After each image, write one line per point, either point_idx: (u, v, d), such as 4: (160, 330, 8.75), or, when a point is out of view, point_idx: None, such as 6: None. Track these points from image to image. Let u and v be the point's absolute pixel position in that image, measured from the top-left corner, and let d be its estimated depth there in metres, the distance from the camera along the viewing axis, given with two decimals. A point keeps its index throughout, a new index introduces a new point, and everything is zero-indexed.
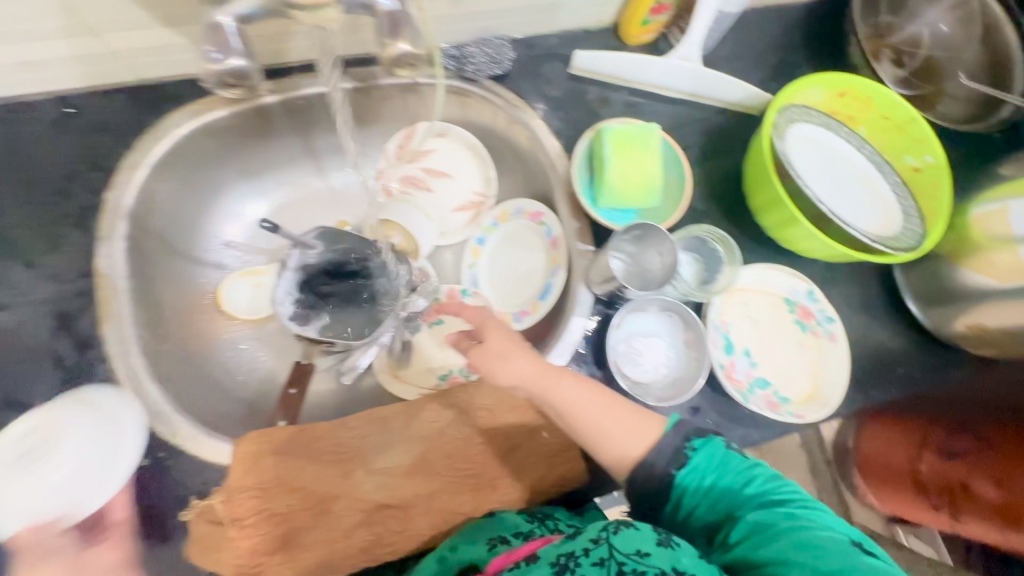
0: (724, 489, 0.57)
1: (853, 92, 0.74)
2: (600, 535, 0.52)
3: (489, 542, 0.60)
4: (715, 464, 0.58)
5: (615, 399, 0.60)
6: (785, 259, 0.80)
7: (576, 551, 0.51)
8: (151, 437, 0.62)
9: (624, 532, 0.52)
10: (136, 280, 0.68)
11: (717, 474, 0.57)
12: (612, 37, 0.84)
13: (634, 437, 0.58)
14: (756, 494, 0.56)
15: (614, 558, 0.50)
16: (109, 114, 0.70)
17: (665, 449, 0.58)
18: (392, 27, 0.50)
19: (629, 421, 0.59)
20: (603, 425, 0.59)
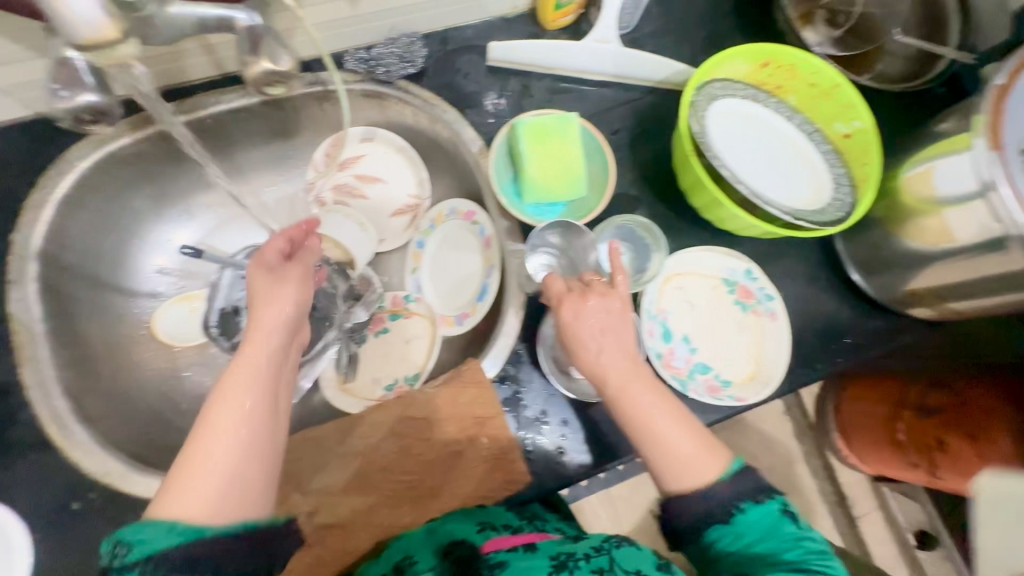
0: (759, 544, 0.54)
1: (776, 62, 0.71)
2: (602, 547, 0.61)
3: (479, 523, 0.66)
4: (764, 523, 0.55)
5: (690, 420, 0.57)
6: (723, 237, 0.78)
7: (577, 554, 0.61)
8: (81, 479, 0.61)
9: (623, 548, 0.61)
10: (54, 320, 0.66)
11: (762, 537, 0.54)
12: (530, 23, 0.81)
13: (689, 473, 0.56)
14: (781, 548, 0.54)
15: (612, 569, 0.58)
16: (9, 152, 0.68)
17: (712, 501, 0.55)
18: (254, 43, 0.47)
19: (686, 448, 0.56)
20: (662, 439, 0.56)
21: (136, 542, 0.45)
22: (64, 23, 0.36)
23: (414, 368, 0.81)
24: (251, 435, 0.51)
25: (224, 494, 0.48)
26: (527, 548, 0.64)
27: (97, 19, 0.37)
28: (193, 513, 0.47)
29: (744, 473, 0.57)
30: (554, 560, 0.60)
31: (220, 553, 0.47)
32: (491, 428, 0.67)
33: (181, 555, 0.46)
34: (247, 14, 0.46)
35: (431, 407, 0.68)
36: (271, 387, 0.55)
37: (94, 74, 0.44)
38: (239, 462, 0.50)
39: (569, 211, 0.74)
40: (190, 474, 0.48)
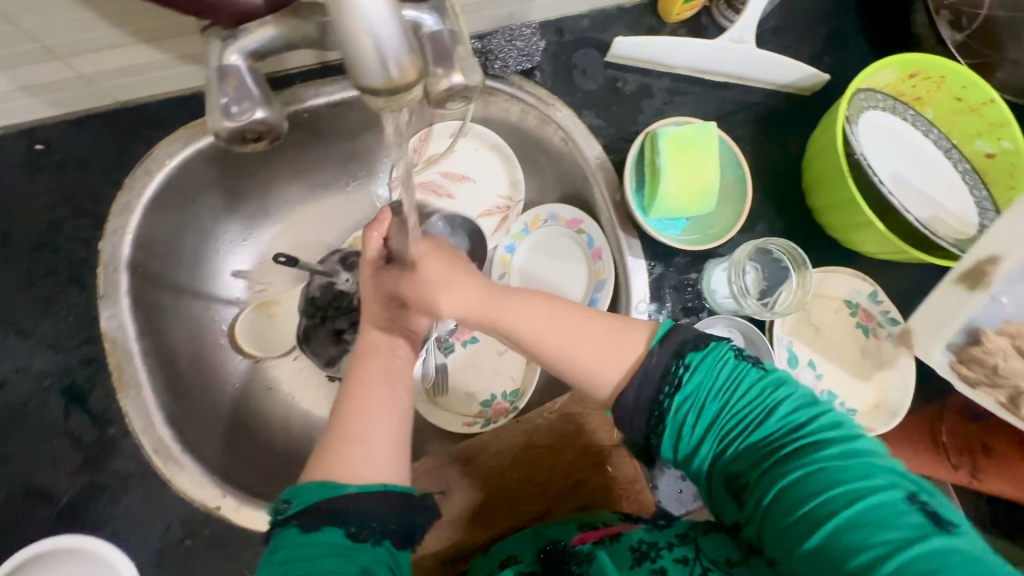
0: (716, 405, 0.47)
1: (925, 73, 0.66)
2: (687, 533, 0.50)
3: (580, 525, 0.57)
4: (716, 381, 0.47)
5: (580, 320, 0.52)
6: (846, 256, 0.74)
7: (659, 542, 0.49)
8: (192, 513, 0.57)
9: (712, 536, 0.50)
10: (149, 338, 0.60)
11: (724, 398, 0.47)
12: (649, 13, 0.74)
13: (599, 370, 0.49)
14: (817, 438, 0.44)
15: (700, 560, 0.47)
16: (87, 148, 0.60)
17: (652, 370, 0.47)
18: (438, 50, 0.39)
19: (584, 346, 0.50)
20: (559, 348, 0.51)
21: (297, 497, 0.42)
22: (362, 62, 0.30)
23: (513, 385, 0.75)
24: (393, 416, 0.49)
25: (367, 455, 0.45)
26: (614, 539, 0.52)
27: (399, 56, 0.30)
28: (337, 470, 0.44)
29: (676, 333, 0.49)
30: (636, 552, 0.49)
31: (363, 509, 0.41)
32: (616, 456, 0.65)
33: (326, 509, 0.41)
34: (432, 16, 0.40)
35: (555, 434, 0.66)
36: (388, 374, 0.52)
37: (257, 84, 0.37)
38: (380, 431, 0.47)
39: (696, 226, 0.69)
40: (337, 438, 0.46)
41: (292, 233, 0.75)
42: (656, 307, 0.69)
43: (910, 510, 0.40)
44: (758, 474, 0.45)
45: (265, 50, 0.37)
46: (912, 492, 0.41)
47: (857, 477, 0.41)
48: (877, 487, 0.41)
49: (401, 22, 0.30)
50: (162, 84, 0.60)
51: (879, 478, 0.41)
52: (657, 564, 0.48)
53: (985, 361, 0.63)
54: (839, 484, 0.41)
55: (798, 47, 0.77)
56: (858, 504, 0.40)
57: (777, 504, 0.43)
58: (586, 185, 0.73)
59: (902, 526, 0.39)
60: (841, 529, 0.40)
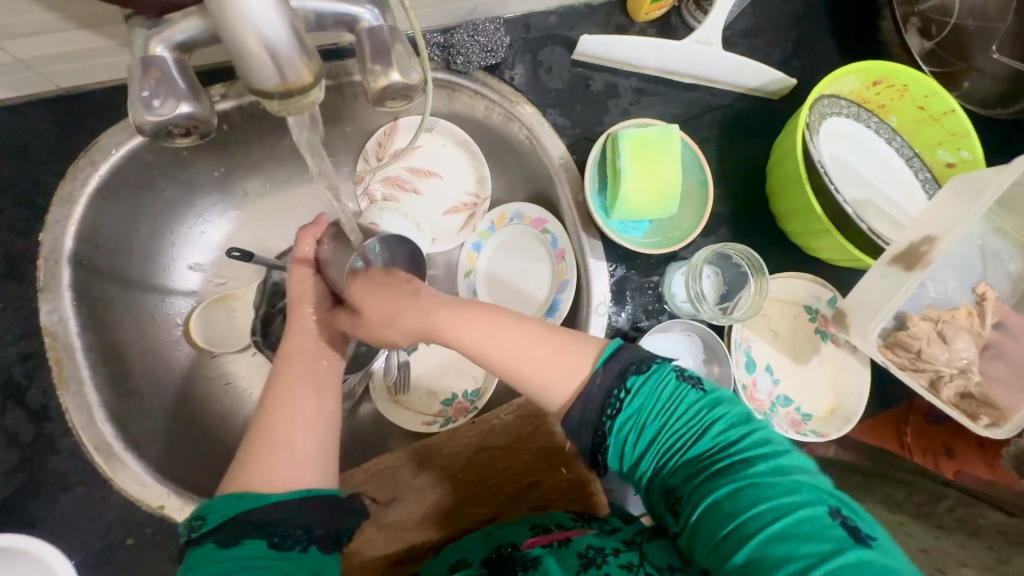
0: (660, 414, 0.47)
1: (888, 81, 0.66)
2: (633, 539, 0.50)
3: (532, 528, 0.56)
4: (659, 394, 0.47)
5: (529, 336, 0.51)
6: (808, 262, 0.74)
7: (606, 547, 0.49)
8: (134, 513, 0.56)
9: (658, 543, 0.50)
10: (92, 334, 0.59)
11: (665, 410, 0.47)
12: (619, 10, 0.73)
13: (548, 378, 0.49)
14: (750, 452, 0.44)
15: (644, 566, 0.47)
16: (28, 135, 0.58)
17: (596, 392, 0.47)
18: (374, 46, 0.38)
19: (527, 356, 0.50)
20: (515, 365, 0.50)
21: (209, 513, 0.40)
22: (254, 63, 0.29)
23: (474, 385, 0.74)
24: (317, 408, 0.50)
25: (291, 458, 0.45)
26: (563, 543, 0.51)
27: (296, 56, 0.30)
28: (257, 478, 0.42)
29: (627, 346, 0.49)
30: (582, 557, 0.48)
31: (283, 516, 0.40)
32: (571, 459, 0.65)
33: (245, 520, 0.39)
34: (371, 11, 0.39)
35: (510, 436, 0.66)
36: (311, 369, 0.53)
37: (184, 77, 0.36)
38: (302, 430, 0.47)
39: (658, 228, 0.69)
40: (257, 440, 0.46)
41: (249, 226, 0.73)
42: (616, 309, 0.69)
43: (834, 525, 0.39)
44: (692, 486, 0.45)
45: (192, 42, 0.36)
46: (836, 507, 0.41)
47: (786, 491, 0.41)
48: (804, 501, 0.40)
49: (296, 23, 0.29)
50: (107, 72, 0.58)
51: (806, 492, 0.41)
52: (603, 570, 0.47)
53: (910, 345, 0.62)
54: (768, 497, 0.41)
55: (767, 50, 0.76)
56: (784, 517, 0.40)
57: (706, 516, 0.43)
58: (551, 184, 0.72)
59: (825, 539, 0.38)
60: (767, 542, 0.39)
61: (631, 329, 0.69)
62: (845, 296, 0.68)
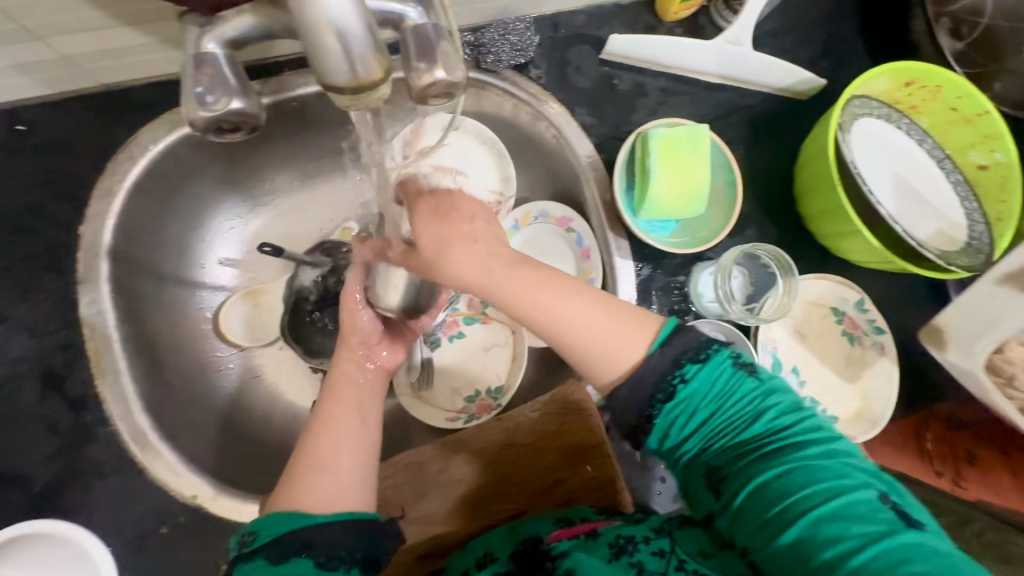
0: (715, 400, 0.47)
1: (921, 82, 0.66)
2: (663, 527, 0.50)
3: (557, 520, 0.57)
4: (717, 379, 0.47)
5: (587, 303, 0.48)
6: (835, 263, 0.74)
7: (636, 536, 0.49)
8: (168, 502, 0.57)
9: (688, 529, 0.49)
10: (129, 325, 0.60)
11: (717, 396, 0.47)
12: (647, 11, 0.73)
13: (608, 357, 0.47)
14: (800, 437, 0.45)
15: (676, 553, 0.47)
16: (69, 130, 0.59)
17: (650, 375, 0.46)
18: (421, 44, 0.39)
19: (587, 330, 0.47)
20: (576, 335, 0.47)
21: (261, 528, 0.42)
22: (322, 58, 0.30)
23: (497, 382, 0.74)
24: (363, 445, 0.48)
25: (337, 484, 0.45)
26: (590, 536, 0.52)
27: (365, 55, 0.30)
28: (304, 501, 0.44)
29: (684, 328, 0.48)
30: (613, 547, 0.49)
31: (328, 540, 0.42)
32: (596, 456, 0.65)
33: (294, 540, 0.41)
34: (416, 9, 0.39)
35: (532, 433, 0.66)
36: (358, 398, 0.51)
37: (235, 74, 0.37)
38: (350, 462, 0.47)
39: (685, 228, 0.69)
40: (302, 468, 0.46)
41: (278, 222, 0.74)
42: (642, 309, 0.69)
43: (882, 508, 0.41)
44: (741, 468, 0.45)
45: (243, 40, 0.37)
46: (884, 492, 0.42)
47: (836, 475, 0.42)
48: (854, 486, 0.42)
49: (365, 19, 0.29)
50: (147, 69, 0.59)
51: (857, 477, 0.42)
52: (634, 558, 0.47)
53: (1004, 370, 0.63)
54: (820, 482, 0.42)
55: (795, 51, 0.76)
56: (836, 500, 0.41)
57: (754, 499, 0.44)
58: (577, 183, 0.73)
59: (875, 522, 0.40)
60: (817, 523, 0.41)
61: None
62: (940, 311, 0.65)
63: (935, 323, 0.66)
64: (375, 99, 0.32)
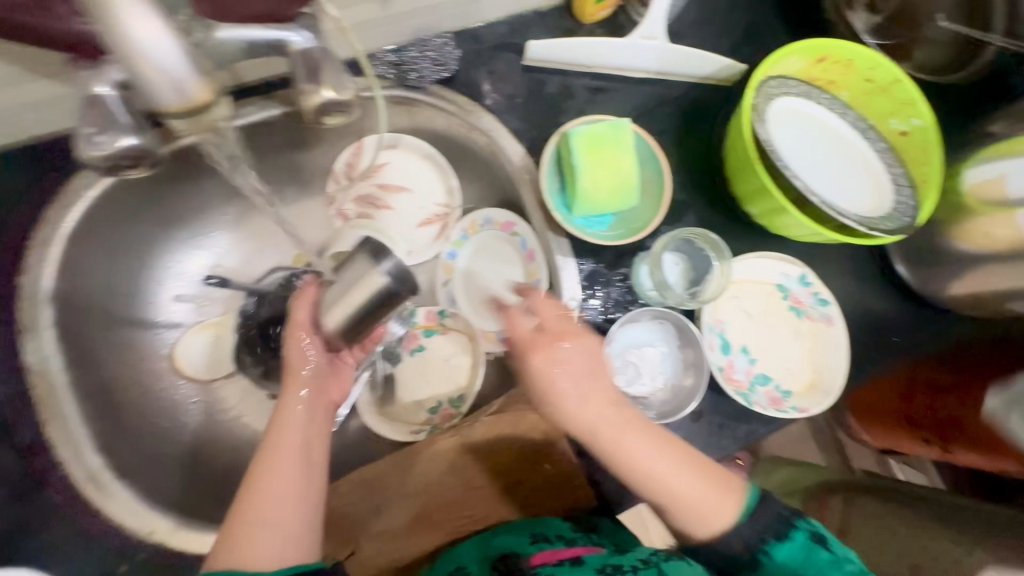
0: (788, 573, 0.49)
1: (833, 57, 0.68)
2: (649, 559, 0.55)
3: (532, 536, 0.60)
4: (799, 549, 0.50)
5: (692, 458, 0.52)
6: (774, 241, 0.75)
7: (624, 566, 0.54)
8: (128, 541, 0.58)
9: (673, 563, 0.54)
10: (77, 369, 0.61)
11: (799, 555, 0.50)
12: (566, 16, 0.75)
13: (706, 518, 0.50)
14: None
15: None
16: (4, 185, 0.61)
17: (739, 542, 0.50)
18: (310, 70, 0.41)
19: (686, 493, 0.50)
20: (669, 483, 0.50)
21: None
22: (151, 90, 0.32)
23: (458, 390, 0.76)
24: (300, 482, 0.52)
25: (277, 533, 0.49)
26: (575, 562, 0.55)
27: (189, 79, 0.32)
28: (247, 557, 0.47)
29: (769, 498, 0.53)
30: (601, 573, 0.53)
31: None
32: (554, 455, 0.65)
33: None
34: (300, 33, 0.40)
35: (492, 437, 0.64)
36: (305, 437, 0.55)
37: (129, 114, 0.38)
38: (286, 500, 0.50)
39: (620, 221, 0.70)
40: (243, 519, 0.49)
41: (227, 253, 0.76)
42: (588, 303, 0.70)
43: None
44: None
45: (132, 81, 0.38)
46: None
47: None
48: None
49: (184, 51, 0.31)
50: (77, 117, 0.60)
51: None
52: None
53: None
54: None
55: (715, 40, 0.78)
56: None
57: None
58: (515, 188, 0.74)
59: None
60: None
61: (604, 322, 0.70)
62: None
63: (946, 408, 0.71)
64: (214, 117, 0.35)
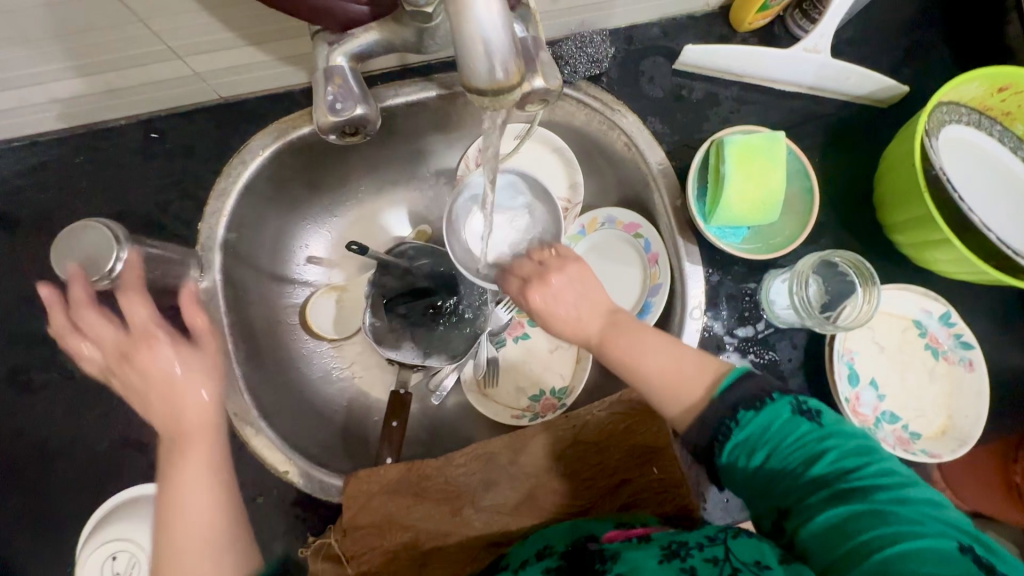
0: (780, 432, 0.47)
1: (1016, 88, 0.63)
2: (718, 536, 0.48)
3: (618, 525, 0.58)
4: (772, 422, 0.47)
5: (675, 343, 0.55)
6: (915, 276, 0.72)
7: (690, 542, 0.48)
8: (264, 475, 0.63)
9: (743, 540, 0.47)
10: (235, 313, 0.66)
11: (772, 440, 0.47)
12: (721, 22, 0.74)
13: (676, 393, 0.52)
14: (870, 480, 0.43)
15: (729, 561, 0.45)
16: (193, 138, 0.67)
17: (709, 419, 0.49)
18: (525, 57, 0.42)
19: (669, 373, 0.53)
20: (640, 355, 0.54)
21: None
22: (467, 63, 0.33)
23: (562, 382, 0.76)
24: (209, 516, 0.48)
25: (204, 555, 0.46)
26: (643, 540, 0.51)
27: (505, 58, 0.33)
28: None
29: (750, 376, 0.50)
30: (665, 549, 0.48)
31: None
32: (663, 459, 0.66)
33: None
34: (518, 25, 0.42)
35: (602, 431, 0.67)
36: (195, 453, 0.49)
37: (359, 83, 0.42)
38: (197, 515, 0.47)
39: (756, 235, 0.69)
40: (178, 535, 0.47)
41: (360, 222, 0.80)
42: (711, 314, 0.69)
43: (962, 560, 0.38)
44: (806, 505, 0.45)
45: (366, 53, 0.42)
46: (965, 543, 0.40)
47: (907, 521, 0.41)
48: (924, 531, 0.40)
49: (510, 29, 0.32)
50: (262, 82, 0.66)
51: (930, 526, 0.40)
52: (686, 562, 0.46)
53: None
54: (890, 525, 0.41)
55: (875, 59, 0.75)
56: (912, 543, 0.39)
57: (827, 536, 0.43)
58: (646, 190, 0.74)
59: (950, 573, 0.38)
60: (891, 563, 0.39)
61: (726, 336, 0.69)
62: None
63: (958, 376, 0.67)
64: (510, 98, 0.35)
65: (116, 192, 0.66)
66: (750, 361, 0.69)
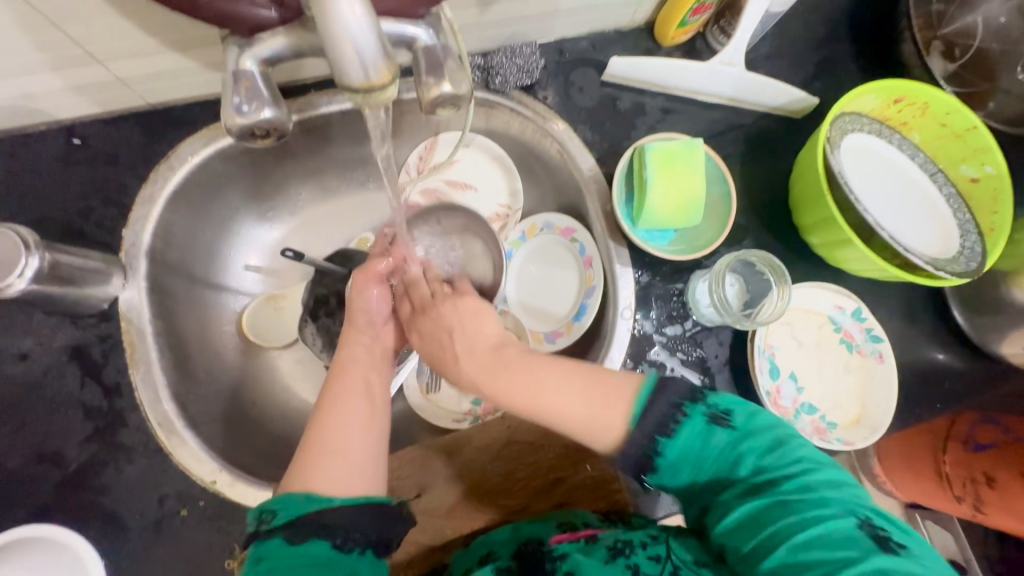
0: (699, 446, 0.49)
1: (909, 99, 0.69)
2: (659, 534, 0.52)
3: (560, 523, 0.58)
4: (694, 434, 0.49)
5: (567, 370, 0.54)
6: (830, 274, 0.76)
7: (633, 541, 0.52)
8: (189, 486, 0.61)
9: (683, 539, 0.52)
10: (161, 321, 0.65)
11: (699, 452, 0.49)
12: (645, 37, 0.78)
13: (597, 429, 0.51)
14: (779, 472, 0.48)
15: (672, 558, 0.50)
16: (118, 144, 0.66)
17: (634, 448, 0.49)
18: (431, 62, 0.44)
19: (574, 407, 0.52)
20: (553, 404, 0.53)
21: (281, 509, 0.46)
22: (342, 61, 0.34)
23: None
24: (371, 423, 0.54)
25: (348, 468, 0.50)
26: (590, 539, 0.54)
27: (376, 61, 0.35)
28: (319, 483, 0.48)
29: (664, 386, 0.50)
30: (611, 549, 0.51)
31: (346, 521, 0.46)
32: (595, 456, 0.68)
33: (313, 521, 0.45)
34: (427, 32, 0.43)
35: (536, 433, 0.69)
36: (366, 410, 0.55)
37: (268, 87, 0.42)
38: (361, 446, 0.52)
39: (681, 238, 0.73)
40: (314, 449, 0.51)
41: (299, 230, 0.80)
42: (642, 314, 0.72)
43: (859, 536, 0.44)
44: (724, 501, 0.49)
45: (276, 58, 0.42)
46: (864, 519, 0.45)
47: (812, 508, 0.45)
48: (830, 517, 0.45)
49: (380, 31, 0.34)
50: (189, 89, 0.65)
51: (828, 510, 0.45)
52: (631, 560, 0.50)
53: None
54: (796, 515, 0.45)
55: (789, 73, 0.80)
56: (809, 530, 0.44)
57: (741, 531, 0.47)
58: (581, 196, 0.77)
59: (844, 549, 0.43)
60: (799, 552, 0.44)
61: (656, 334, 0.71)
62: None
63: (843, 365, 0.73)
64: (391, 96, 0.38)
65: (34, 200, 0.64)
66: (679, 358, 0.71)
